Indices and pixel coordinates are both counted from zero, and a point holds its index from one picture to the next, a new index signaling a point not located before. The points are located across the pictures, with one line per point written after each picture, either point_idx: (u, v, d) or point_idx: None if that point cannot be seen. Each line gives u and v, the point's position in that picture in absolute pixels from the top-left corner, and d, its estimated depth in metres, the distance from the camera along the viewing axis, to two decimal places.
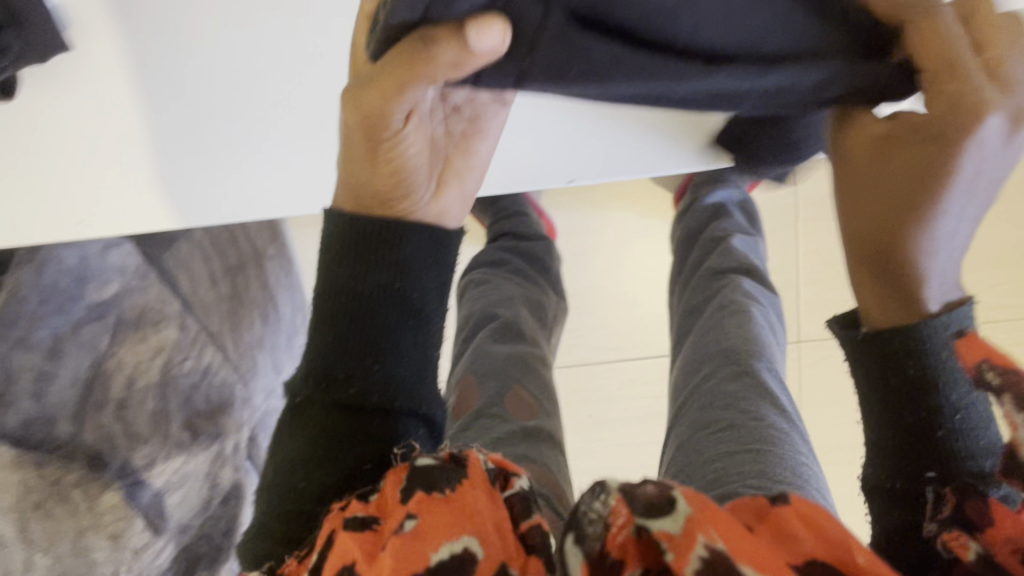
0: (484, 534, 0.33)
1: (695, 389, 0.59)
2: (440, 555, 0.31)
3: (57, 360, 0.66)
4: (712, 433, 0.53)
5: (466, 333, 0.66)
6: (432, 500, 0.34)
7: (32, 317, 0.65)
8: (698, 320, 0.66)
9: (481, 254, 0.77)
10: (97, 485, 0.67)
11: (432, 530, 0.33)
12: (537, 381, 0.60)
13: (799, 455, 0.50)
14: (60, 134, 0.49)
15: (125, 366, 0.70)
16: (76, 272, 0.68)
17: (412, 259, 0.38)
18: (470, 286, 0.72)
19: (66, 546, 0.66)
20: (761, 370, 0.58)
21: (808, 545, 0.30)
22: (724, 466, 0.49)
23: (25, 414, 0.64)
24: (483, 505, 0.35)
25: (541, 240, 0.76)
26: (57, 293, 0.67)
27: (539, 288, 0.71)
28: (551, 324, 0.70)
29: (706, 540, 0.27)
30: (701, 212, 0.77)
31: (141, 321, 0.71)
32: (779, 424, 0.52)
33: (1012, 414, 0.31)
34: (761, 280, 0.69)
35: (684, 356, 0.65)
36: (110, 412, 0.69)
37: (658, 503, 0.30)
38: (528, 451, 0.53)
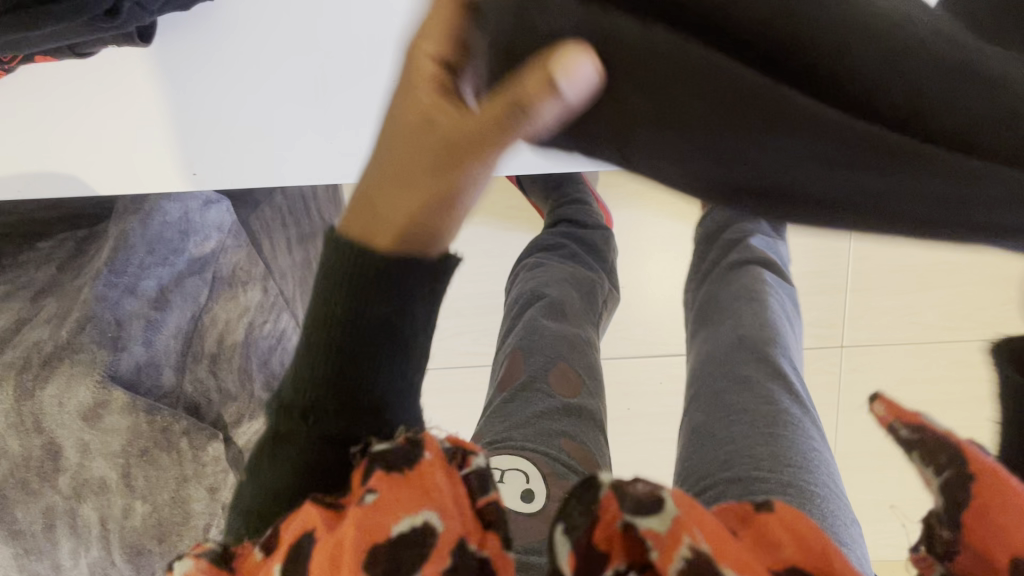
0: (444, 507, 0.34)
1: (715, 372, 0.62)
2: (401, 529, 0.33)
3: (162, 309, 0.71)
4: (728, 415, 0.56)
5: (517, 309, 0.73)
6: (386, 475, 0.34)
7: (140, 268, 0.71)
8: (719, 309, 0.69)
9: (539, 236, 0.86)
10: (205, 435, 0.66)
11: (392, 502, 0.33)
12: (582, 360, 0.65)
13: (809, 440, 0.53)
14: (108, 111, 0.61)
15: (218, 323, 0.76)
16: (179, 227, 0.76)
17: (408, 297, 0.35)
18: (532, 259, 0.82)
19: (169, 493, 0.67)
20: (776, 356, 0.62)
21: (789, 551, 0.30)
22: (737, 448, 0.52)
23: (139, 359, 0.67)
24: (445, 483, 0.35)
25: (596, 229, 0.85)
26: (164, 246, 0.74)
27: (595, 267, 0.81)
28: (600, 301, 0.78)
29: (690, 541, 0.29)
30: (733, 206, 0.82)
31: (231, 282, 0.78)
32: (792, 410, 0.56)
33: (924, 469, 0.31)
34: (778, 275, 0.74)
35: (700, 343, 0.68)
36: (205, 367, 0.73)
37: (648, 501, 0.30)
38: (568, 427, 0.57)
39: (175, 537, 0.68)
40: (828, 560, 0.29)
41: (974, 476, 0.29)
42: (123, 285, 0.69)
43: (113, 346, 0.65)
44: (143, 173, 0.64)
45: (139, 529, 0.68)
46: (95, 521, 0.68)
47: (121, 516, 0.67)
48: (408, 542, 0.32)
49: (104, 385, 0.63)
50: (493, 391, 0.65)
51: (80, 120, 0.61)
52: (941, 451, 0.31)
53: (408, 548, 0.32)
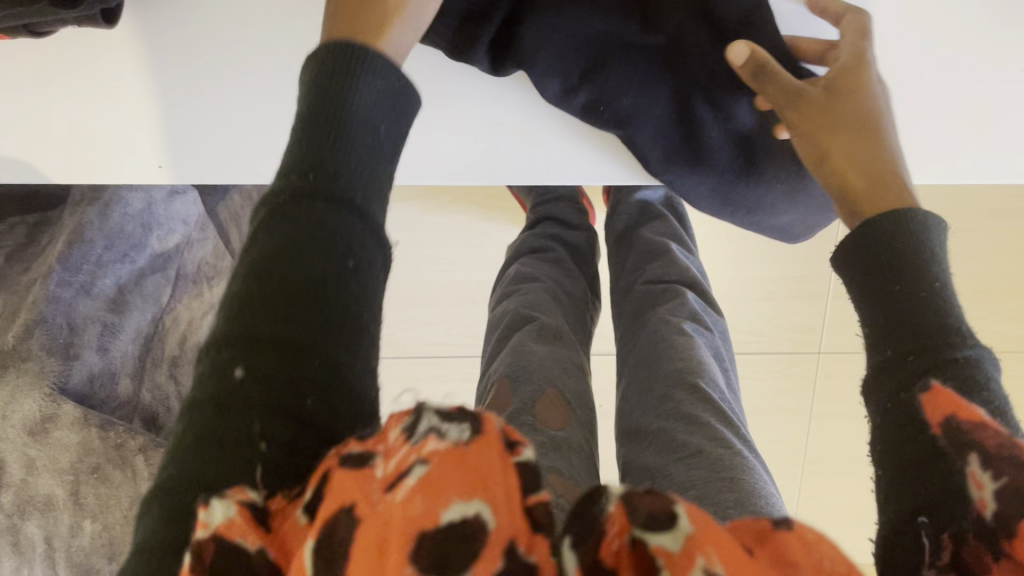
0: (498, 502, 0.26)
1: (651, 409, 0.58)
2: (453, 517, 0.25)
3: (120, 312, 0.66)
4: (679, 459, 0.51)
5: (501, 328, 0.66)
6: (440, 448, 0.26)
7: (98, 264, 0.66)
8: (644, 341, 0.66)
9: (519, 238, 0.83)
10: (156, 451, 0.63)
11: (442, 479, 0.25)
12: (574, 390, 0.59)
13: (768, 486, 0.49)
14: (71, 101, 0.55)
15: (180, 322, 0.71)
16: (141, 219, 0.71)
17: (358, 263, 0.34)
18: (515, 269, 0.77)
19: (123, 513, 0.62)
20: (705, 386, 0.58)
21: (805, 571, 0.26)
22: (702, 494, 0.48)
23: (93, 368, 0.62)
24: (498, 469, 0.27)
25: (583, 230, 0.84)
26: (124, 240, 0.69)
27: (579, 279, 0.77)
28: (584, 322, 0.73)
29: (705, 564, 0.25)
30: (662, 226, 0.82)
31: (196, 278, 0.75)
32: (743, 453, 0.52)
33: (977, 473, 0.31)
34: (702, 296, 0.72)
35: (633, 380, 0.64)
36: (164, 372, 0.68)
37: (661, 513, 0.26)
38: (559, 463, 0.51)
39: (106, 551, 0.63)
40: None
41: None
42: (71, 284, 0.63)
43: (64, 354, 0.61)
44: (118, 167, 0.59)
45: (86, 550, 0.62)
46: (39, 540, 0.62)
47: (69, 536, 0.62)
48: (459, 534, 0.24)
49: (52, 398, 0.59)
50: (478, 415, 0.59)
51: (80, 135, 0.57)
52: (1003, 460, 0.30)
53: (458, 540, 0.24)
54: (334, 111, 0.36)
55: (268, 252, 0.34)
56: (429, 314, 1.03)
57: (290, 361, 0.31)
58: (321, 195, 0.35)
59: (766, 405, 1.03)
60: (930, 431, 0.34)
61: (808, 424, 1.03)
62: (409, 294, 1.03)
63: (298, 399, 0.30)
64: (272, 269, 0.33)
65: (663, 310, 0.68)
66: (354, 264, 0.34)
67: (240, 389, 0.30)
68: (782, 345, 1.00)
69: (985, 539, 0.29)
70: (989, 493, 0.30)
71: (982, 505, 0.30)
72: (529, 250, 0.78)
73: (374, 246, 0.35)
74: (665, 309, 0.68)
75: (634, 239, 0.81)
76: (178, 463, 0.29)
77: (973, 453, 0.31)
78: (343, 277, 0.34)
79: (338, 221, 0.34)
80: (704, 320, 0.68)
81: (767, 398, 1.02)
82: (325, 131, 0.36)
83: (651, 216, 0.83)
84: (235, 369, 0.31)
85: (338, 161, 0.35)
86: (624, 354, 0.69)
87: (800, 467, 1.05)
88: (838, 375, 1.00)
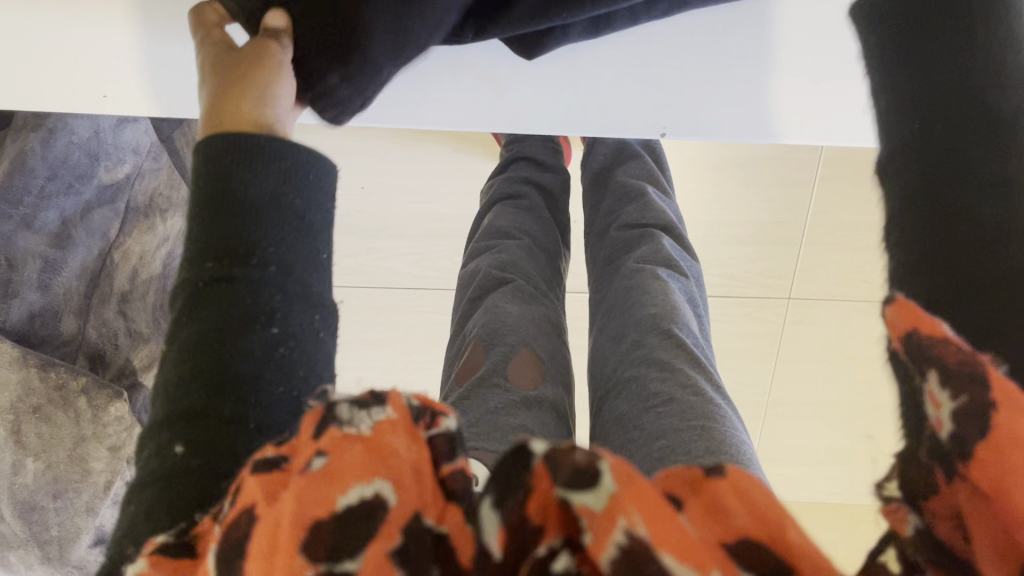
0: (400, 479, 0.26)
1: (625, 357, 0.56)
2: (349, 502, 0.25)
3: (63, 247, 0.66)
4: (650, 407, 0.49)
5: (474, 289, 0.64)
6: (345, 436, 0.27)
7: (40, 197, 0.65)
8: (618, 288, 0.65)
9: (494, 179, 0.81)
10: (106, 394, 0.64)
11: (346, 466, 0.26)
12: (549, 347, 0.58)
13: (740, 433, 0.47)
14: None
15: (132, 254, 0.72)
16: (88, 148, 0.69)
17: (288, 328, 0.34)
18: (488, 218, 0.75)
19: (66, 450, 0.64)
20: (678, 330, 0.56)
21: (740, 519, 0.23)
22: (671, 444, 0.44)
23: (31, 306, 0.64)
24: (405, 449, 0.27)
25: (556, 170, 0.82)
26: (70, 171, 0.67)
27: (552, 228, 0.75)
28: (558, 272, 0.72)
29: (625, 526, 0.22)
30: (637, 166, 0.79)
31: (150, 208, 0.73)
32: (713, 398, 0.49)
33: (934, 391, 0.25)
34: (679, 241, 0.70)
35: (606, 328, 0.62)
36: (112, 306, 0.69)
37: (586, 472, 0.23)
38: (530, 421, 0.48)
39: (73, 494, 0.65)
40: (781, 525, 0.23)
41: (995, 407, 0.23)
42: (10, 217, 0.63)
43: (3, 292, 0.62)
44: (68, 99, 0.50)
45: (30, 488, 0.64)
46: None
47: (12, 473, 0.64)
48: (359, 517, 0.25)
49: None
50: (452, 379, 0.57)
51: (21, 58, 0.47)
52: (958, 373, 0.25)
53: (361, 522, 0.25)
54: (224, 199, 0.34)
55: (194, 331, 0.33)
56: (398, 247, 1.01)
57: (221, 400, 0.32)
58: (219, 264, 0.33)
59: (735, 348, 1.02)
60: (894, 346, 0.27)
61: (772, 367, 1.03)
62: (380, 225, 1.01)
63: (238, 459, 0.31)
64: (196, 330, 0.33)
65: (639, 256, 0.66)
66: (282, 326, 0.34)
67: (183, 462, 0.30)
68: (754, 291, 0.99)
69: (942, 461, 0.25)
70: (946, 415, 0.25)
71: (938, 426, 0.25)
72: (502, 197, 0.76)
73: (310, 318, 0.35)
74: (640, 254, 0.67)
75: (610, 181, 0.79)
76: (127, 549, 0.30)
77: (930, 370, 0.25)
78: (269, 346, 0.33)
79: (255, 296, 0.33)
80: (679, 265, 0.66)
81: (736, 342, 1.01)
82: (219, 209, 0.34)
83: (628, 156, 0.81)
84: (176, 446, 0.31)
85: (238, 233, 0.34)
86: (598, 301, 0.68)
87: (763, 408, 1.06)
88: (805, 320, 1.00)
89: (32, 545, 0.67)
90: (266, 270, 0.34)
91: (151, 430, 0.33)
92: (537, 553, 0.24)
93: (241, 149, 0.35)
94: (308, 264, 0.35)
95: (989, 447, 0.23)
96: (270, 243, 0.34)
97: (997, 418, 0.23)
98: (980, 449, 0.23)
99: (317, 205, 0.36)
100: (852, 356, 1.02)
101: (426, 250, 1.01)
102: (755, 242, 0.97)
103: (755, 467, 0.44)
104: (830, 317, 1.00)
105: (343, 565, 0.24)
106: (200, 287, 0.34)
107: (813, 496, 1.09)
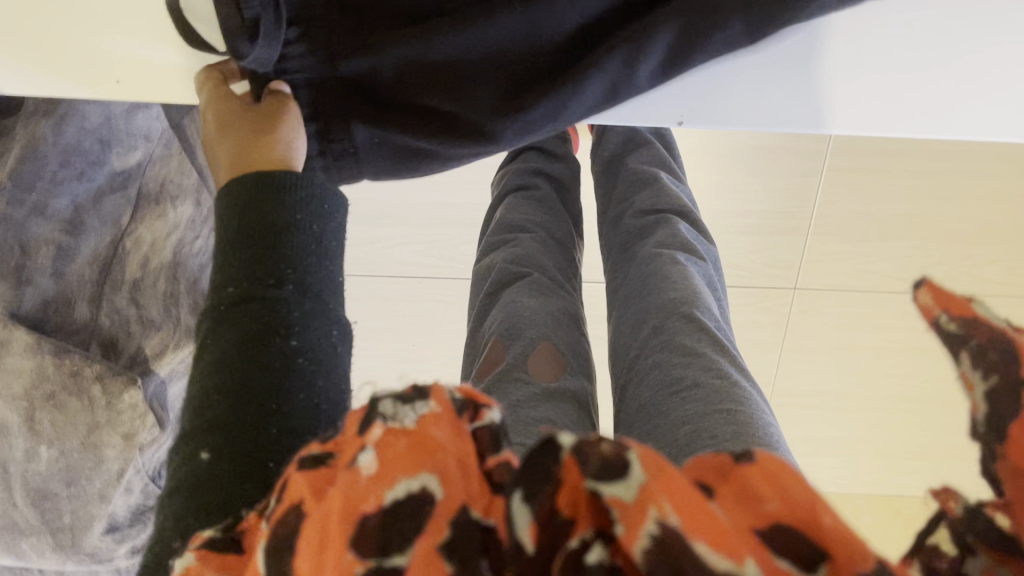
0: (446, 472, 0.27)
1: (647, 342, 0.56)
2: (397, 496, 0.26)
3: (77, 234, 0.67)
4: (674, 393, 0.48)
5: (489, 285, 0.64)
6: (389, 431, 0.27)
7: (52, 183, 0.65)
8: (636, 274, 0.64)
9: (505, 169, 0.81)
10: (121, 381, 0.63)
11: (391, 462, 0.26)
12: (569, 340, 0.58)
13: (767, 416, 0.46)
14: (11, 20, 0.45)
15: (143, 244, 0.70)
16: (99, 135, 0.69)
17: (313, 339, 0.37)
18: (500, 212, 0.74)
19: (79, 438, 0.64)
20: (700, 313, 0.56)
21: (773, 505, 0.24)
22: (698, 429, 0.44)
23: (45, 293, 0.65)
24: (452, 441, 0.27)
25: (567, 159, 0.82)
26: (81, 157, 0.67)
27: (564, 218, 0.75)
28: (574, 263, 0.71)
29: (657, 516, 0.22)
30: (648, 154, 0.79)
31: (161, 193, 0.72)
32: (741, 382, 0.49)
33: (968, 375, 0.27)
34: (694, 226, 0.70)
35: (626, 313, 0.62)
36: (124, 293, 0.68)
37: (616, 462, 0.24)
38: (552, 414, 0.48)
39: (86, 482, 0.66)
40: (814, 511, 0.23)
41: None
42: (25, 206, 0.64)
43: (16, 279, 0.63)
44: (77, 87, 0.48)
45: (43, 475, 0.64)
46: None
47: (25, 460, 0.64)
48: (407, 510, 0.26)
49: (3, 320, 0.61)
50: (472, 377, 0.57)
51: (34, 42, 0.46)
52: (991, 351, 0.26)
53: (410, 514, 0.25)
54: (265, 230, 0.37)
55: (223, 347, 0.36)
56: (403, 235, 1.01)
57: (249, 410, 0.34)
58: (249, 282, 0.37)
59: (743, 337, 1.02)
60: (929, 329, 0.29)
61: (778, 357, 1.03)
62: (386, 214, 1.00)
63: (262, 464, 0.33)
64: (224, 345, 0.36)
65: (656, 241, 0.66)
66: (300, 340, 0.36)
67: (210, 467, 0.33)
68: (762, 280, 0.98)
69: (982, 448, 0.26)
70: (979, 396, 0.26)
71: (974, 408, 0.26)
72: (516, 187, 0.76)
73: (324, 333, 0.37)
74: (658, 238, 0.66)
75: (621, 168, 0.79)
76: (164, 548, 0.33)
77: (965, 351, 0.27)
78: (294, 358, 0.36)
79: (281, 310, 0.36)
80: (696, 249, 0.66)
81: (744, 332, 1.01)
82: (250, 237, 0.37)
83: (638, 143, 0.81)
84: (203, 453, 0.34)
85: (268, 260, 0.37)
86: (615, 288, 0.67)
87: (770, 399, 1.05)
88: (814, 309, 0.99)
89: (45, 534, 0.67)
90: (289, 290, 0.37)
91: (184, 433, 0.35)
92: (569, 546, 0.24)
93: (270, 183, 0.38)
94: (327, 288, 0.39)
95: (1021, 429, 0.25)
96: (288, 269, 0.37)
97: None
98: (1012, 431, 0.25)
99: (332, 232, 0.40)
100: (862, 346, 1.02)
101: (432, 238, 1.01)
102: (763, 232, 0.96)
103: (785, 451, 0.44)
104: (844, 309, 0.99)
105: (393, 560, 0.25)
106: (224, 305, 0.37)
107: (815, 485, 1.09)
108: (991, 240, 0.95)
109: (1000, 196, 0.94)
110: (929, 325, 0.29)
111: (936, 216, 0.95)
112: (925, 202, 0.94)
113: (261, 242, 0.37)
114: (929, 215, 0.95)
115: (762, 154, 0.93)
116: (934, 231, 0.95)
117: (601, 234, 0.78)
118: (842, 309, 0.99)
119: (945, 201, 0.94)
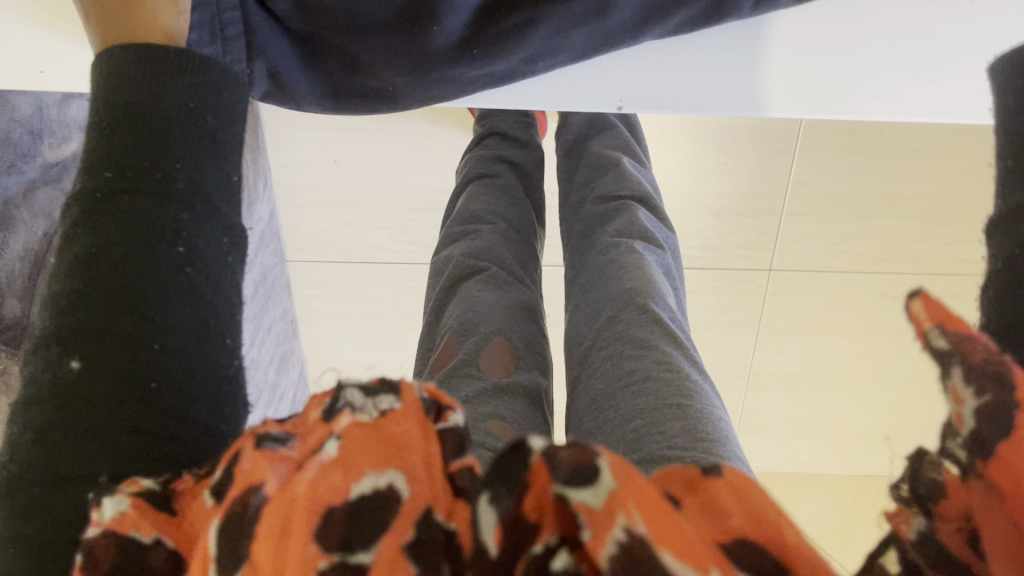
0: (413, 470, 0.25)
1: (601, 333, 0.54)
2: (362, 490, 0.24)
3: (7, 230, 0.68)
4: (626, 386, 0.47)
5: (446, 277, 0.62)
6: (357, 422, 0.25)
7: None
8: (593, 263, 0.63)
9: (467, 155, 0.80)
10: None
11: (355, 452, 0.25)
12: (524, 333, 0.56)
13: (716, 409, 0.45)
14: None
15: None
16: (31, 126, 0.70)
17: (201, 241, 0.34)
18: (460, 202, 0.73)
19: None
20: (654, 304, 0.54)
21: (736, 520, 0.23)
22: (646, 424, 0.43)
23: None
24: (419, 440, 0.26)
25: (530, 145, 0.80)
26: (11, 148, 0.69)
27: (525, 206, 0.74)
28: (534, 254, 0.70)
29: (625, 523, 0.21)
30: (613, 137, 0.78)
31: None
32: (693, 376, 0.47)
33: (957, 389, 0.25)
34: (655, 214, 0.69)
35: (582, 301, 0.61)
36: None
37: (585, 468, 0.22)
38: (501, 410, 0.47)
39: None
40: (780, 534, 0.22)
41: (1018, 405, 0.24)
42: None
43: None
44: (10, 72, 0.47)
45: None
46: None
47: None
48: (370, 508, 0.24)
49: None
50: (427, 369, 0.55)
51: None
52: (981, 370, 0.25)
53: (372, 514, 0.24)
54: (145, 122, 0.35)
55: (93, 248, 0.32)
56: (377, 217, 0.96)
57: (122, 320, 0.31)
58: (129, 182, 0.33)
59: (717, 320, 1.01)
60: (922, 340, 0.27)
61: (753, 340, 1.02)
62: (354, 196, 0.95)
63: (144, 382, 0.30)
64: (100, 247, 0.32)
65: (614, 230, 0.65)
66: (188, 245, 0.33)
67: (79, 381, 0.30)
68: (734, 262, 0.98)
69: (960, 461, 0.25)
70: (968, 410, 0.25)
71: (960, 422, 0.25)
72: (476, 175, 0.74)
73: (219, 238, 0.35)
74: (616, 227, 0.65)
75: (584, 152, 0.78)
76: (19, 468, 0.29)
77: (955, 366, 0.25)
78: (180, 264, 0.33)
79: (163, 213, 0.33)
80: (655, 237, 0.65)
81: (716, 315, 1.01)
82: (125, 128, 0.34)
83: (602, 126, 0.80)
84: (71, 361, 0.30)
85: (148, 156, 0.34)
86: (573, 277, 0.66)
87: (744, 381, 1.05)
88: (787, 291, 0.99)
89: None
90: (175, 183, 0.34)
91: (41, 342, 0.31)
92: (533, 550, 0.24)
93: (150, 65, 0.36)
94: (218, 189, 0.35)
95: (1006, 448, 0.23)
96: (177, 159, 0.34)
97: (1020, 418, 0.24)
98: (999, 447, 0.24)
99: (229, 124, 0.38)
100: (836, 327, 1.01)
101: (399, 222, 0.97)
102: (736, 215, 0.95)
103: (735, 448, 0.42)
104: (819, 290, 0.99)
105: (358, 557, 0.23)
106: (89, 205, 0.33)
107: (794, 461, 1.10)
108: (969, 219, 0.94)
109: (981, 175, 0.93)
110: (918, 337, 0.27)
111: (914, 195, 0.93)
112: (901, 183, 0.93)
113: (138, 135, 0.34)
114: (907, 196, 0.93)
115: (737, 133, 0.91)
116: (911, 212, 0.94)
117: (562, 220, 0.77)
118: (817, 290, 0.99)
119: (922, 180, 0.93)
